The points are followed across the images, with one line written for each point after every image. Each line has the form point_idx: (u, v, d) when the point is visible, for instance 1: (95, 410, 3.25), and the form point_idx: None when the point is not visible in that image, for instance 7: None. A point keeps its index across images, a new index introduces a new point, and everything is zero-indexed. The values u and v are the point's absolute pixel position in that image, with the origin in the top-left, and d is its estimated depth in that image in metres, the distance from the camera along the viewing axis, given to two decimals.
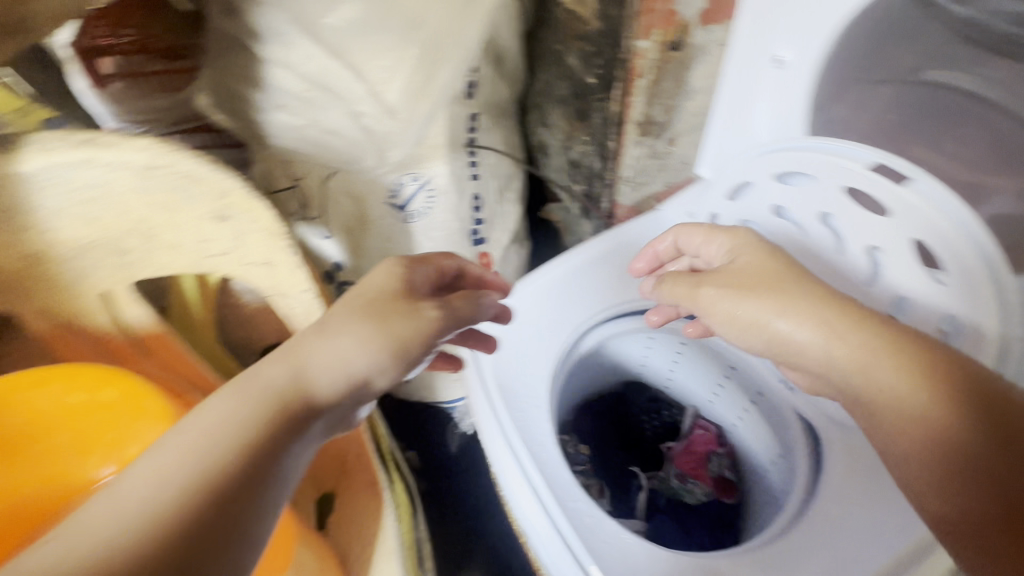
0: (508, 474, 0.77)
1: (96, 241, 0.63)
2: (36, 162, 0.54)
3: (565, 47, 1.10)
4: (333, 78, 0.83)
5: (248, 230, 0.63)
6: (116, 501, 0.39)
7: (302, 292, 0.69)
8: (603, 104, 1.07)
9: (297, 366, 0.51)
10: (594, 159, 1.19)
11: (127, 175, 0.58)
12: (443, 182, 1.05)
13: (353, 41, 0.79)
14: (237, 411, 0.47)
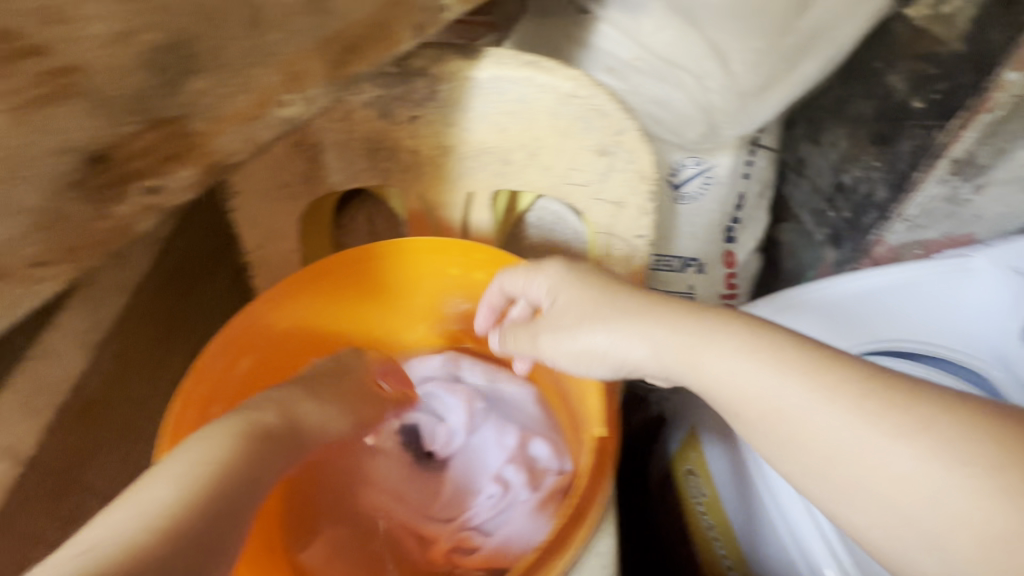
0: (759, 459, 0.80)
1: (493, 150, 0.72)
2: (488, 72, 0.66)
3: (892, 65, 1.06)
4: (680, 52, 0.85)
5: (619, 170, 0.70)
6: (153, 545, 0.37)
7: (632, 237, 0.74)
8: (925, 131, 1.00)
9: (269, 412, 0.51)
10: (878, 187, 1.12)
11: (548, 96, 0.67)
12: (722, 173, 1.05)
13: (718, 20, 0.82)
14: (218, 452, 0.45)
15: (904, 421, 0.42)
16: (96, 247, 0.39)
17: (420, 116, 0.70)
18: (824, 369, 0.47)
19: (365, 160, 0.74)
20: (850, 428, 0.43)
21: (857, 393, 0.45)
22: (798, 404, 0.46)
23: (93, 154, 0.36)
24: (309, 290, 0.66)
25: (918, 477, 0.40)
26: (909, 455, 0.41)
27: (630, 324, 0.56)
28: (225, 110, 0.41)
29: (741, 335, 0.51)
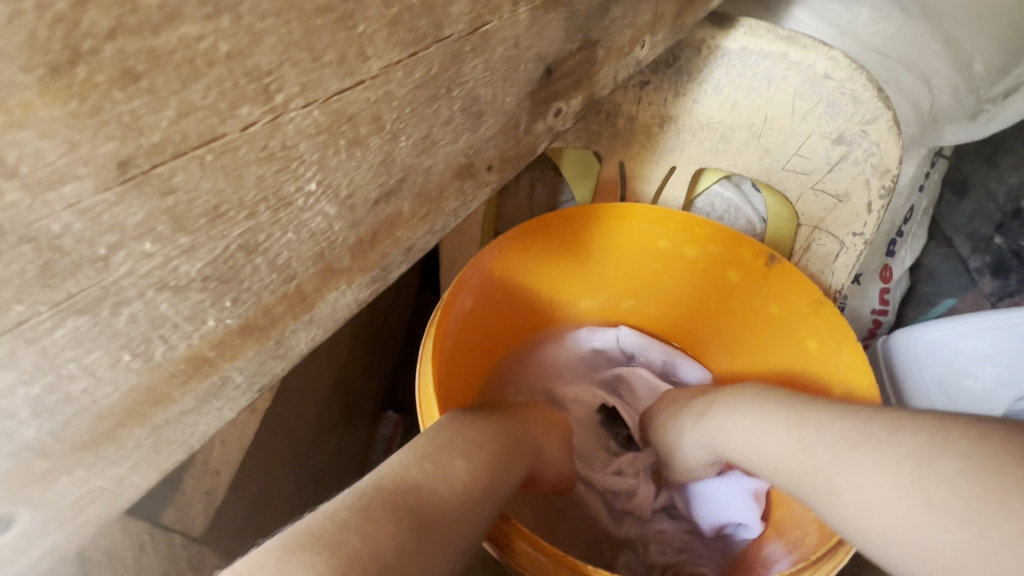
0: None
1: (715, 125, 0.70)
2: (740, 43, 0.64)
3: None
4: (899, 47, 0.75)
5: (855, 163, 0.66)
6: (438, 507, 0.36)
7: (849, 234, 0.70)
8: None
9: (512, 416, 0.50)
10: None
11: (798, 75, 0.64)
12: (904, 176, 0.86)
13: (956, 18, 0.75)
14: (482, 442, 0.43)
15: (970, 493, 0.32)
16: (444, 202, 0.34)
17: (650, 82, 0.69)
18: (907, 443, 0.37)
19: (578, 120, 0.72)
20: (903, 500, 0.35)
21: (947, 474, 0.34)
22: (858, 461, 0.39)
23: (547, 66, 0.35)
24: (531, 250, 0.65)
25: (964, 555, 0.31)
26: (968, 548, 0.31)
27: (795, 425, 0.44)
28: (618, 41, 0.39)
29: (864, 429, 0.40)
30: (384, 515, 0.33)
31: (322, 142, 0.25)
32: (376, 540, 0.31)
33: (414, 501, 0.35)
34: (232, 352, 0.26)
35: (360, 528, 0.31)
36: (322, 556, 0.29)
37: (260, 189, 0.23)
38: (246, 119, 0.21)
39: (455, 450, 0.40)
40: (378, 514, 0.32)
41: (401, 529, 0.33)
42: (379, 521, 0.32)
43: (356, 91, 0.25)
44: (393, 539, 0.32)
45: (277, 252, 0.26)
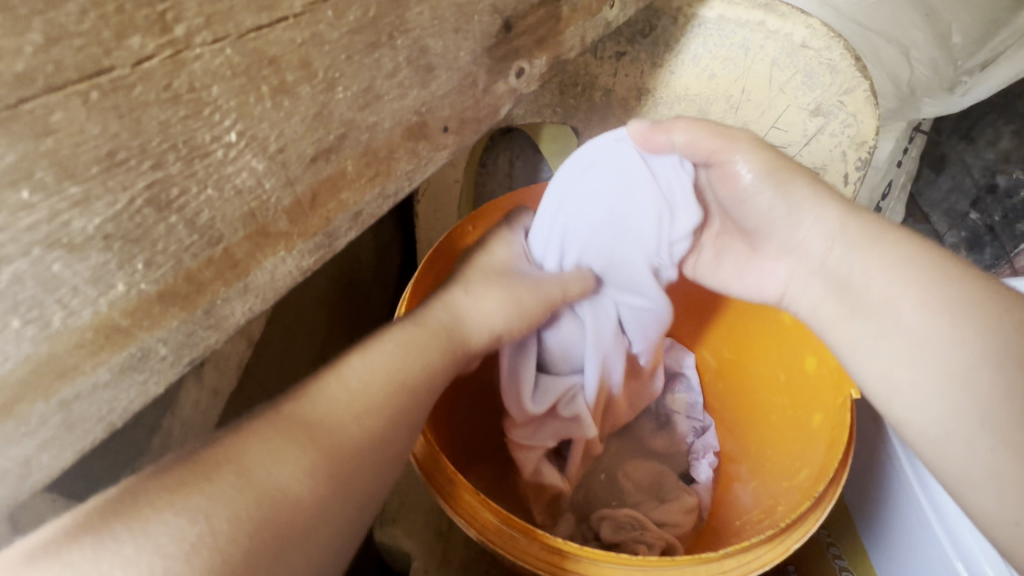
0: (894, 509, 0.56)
1: (693, 98, 0.67)
2: (717, 11, 0.64)
3: None
4: (880, 18, 0.74)
5: (832, 136, 0.65)
6: (348, 421, 0.33)
7: None
8: None
9: (458, 311, 0.44)
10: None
11: (776, 44, 0.64)
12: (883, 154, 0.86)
13: None
14: (411, 346, 0.39)
15: (976, 380, 0.34)
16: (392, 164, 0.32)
17: (627, 53, 0.68)
18: (965, 313, 0.36)
19: (553, 93, 0.71)
20: (924, 361, 0.36)
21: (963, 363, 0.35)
22: (904, 308, 0.38)
23: (506, 21, 0.34)
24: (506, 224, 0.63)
25: (932, 417, 0.36)
26: (942, 417, 0.35)
27: (842, 266, 0.43)
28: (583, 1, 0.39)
29: (928, 290, 0.38)
30: (275, 437, 0.30)
31: (239, 87, 0.24)
32: (267, 461, 0.29)
33: (317, 421, 0.32)
34: (152, 321, 0.25)
35: (251, 466, 0.28)
36: (209, 479, 0.27)
37: (165, 135, 0.22)
38: (137, 52, 0.21)
39: (372, 376, 0.36)
40: (269, 434, 0.30)
41: (301, 446, 0.30)
42: (273, 439, 0.30)
43: (279, 29, 0.24)
44: (292, 459, 0.30)
45: (196, 210, 0.24)
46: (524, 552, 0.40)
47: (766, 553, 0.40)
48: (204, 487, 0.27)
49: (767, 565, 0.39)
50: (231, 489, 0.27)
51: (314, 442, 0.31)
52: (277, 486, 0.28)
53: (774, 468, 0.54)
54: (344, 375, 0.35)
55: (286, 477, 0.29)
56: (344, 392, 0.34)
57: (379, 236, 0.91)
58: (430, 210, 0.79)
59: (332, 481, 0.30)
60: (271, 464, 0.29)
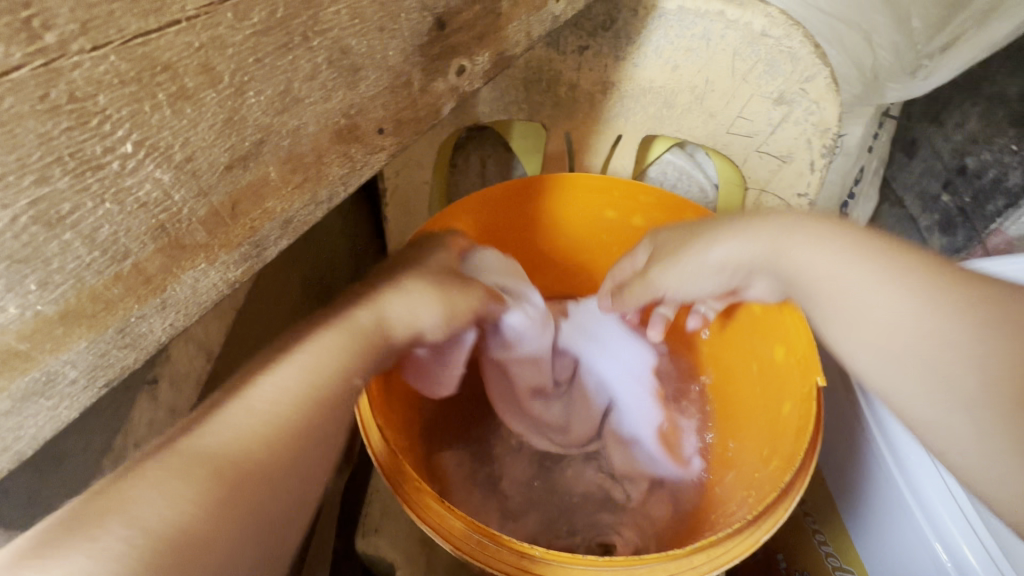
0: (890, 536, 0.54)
1: (658, 90, 0.68)
2: (676, 2, 0.62)
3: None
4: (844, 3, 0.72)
5: (798, 123, 0.66)
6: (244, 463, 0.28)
7: (794, 197, 0.70)
8: None
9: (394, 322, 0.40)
10: (1011, 173, 0.80)
11: (736, 34, 0.63)
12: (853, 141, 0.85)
13: None
14: (294, 387, 0.32)
15: (989, 414, 0.30)
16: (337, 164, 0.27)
17: (589, 47, 0.66)
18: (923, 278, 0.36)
19: (519, 90, 0.70)
20: (913, 297, 0.36)
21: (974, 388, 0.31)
22: (880, 297, 0.37)
23: (437, 17, 0.27)
24: (472, 226, 0.62)
25: (948, 425, 0.32)
26: (968, 431, 0.31)
27: (832, 269, 0.41)
28: None
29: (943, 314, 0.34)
30: (123, 511, 0.24)
31: (132, 95, 0.17)
32: (137, 511, 0.24)
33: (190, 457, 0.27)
34: (56, 342, 0.19)
35: (136, 501, 0.25)
36: (100, 532, 0.23)
37: (47, 149, 0.16)
38: None
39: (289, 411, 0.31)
40: (155, 473, 0.26)
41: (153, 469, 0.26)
42: (141, 486, 0.25)
43: (172, 34, 0.18)
44: (164, 511, 0.25)
45: (95, 225, 0.18)
46: (505, 561, 0.39)
47: (734, 546, 0.39)
48: (90, 542, 0.23)
49: (735, 559, 0.39)
50: (115, 535, 0.23)
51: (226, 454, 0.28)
52: (165, 523, 0.24)
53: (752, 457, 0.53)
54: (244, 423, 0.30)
55: (164, 496, 0.25)
56: (237, 434, 0.29)
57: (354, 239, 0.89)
58: (401, 213, 0.77)
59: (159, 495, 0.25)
60: (152, 497, 0.25)
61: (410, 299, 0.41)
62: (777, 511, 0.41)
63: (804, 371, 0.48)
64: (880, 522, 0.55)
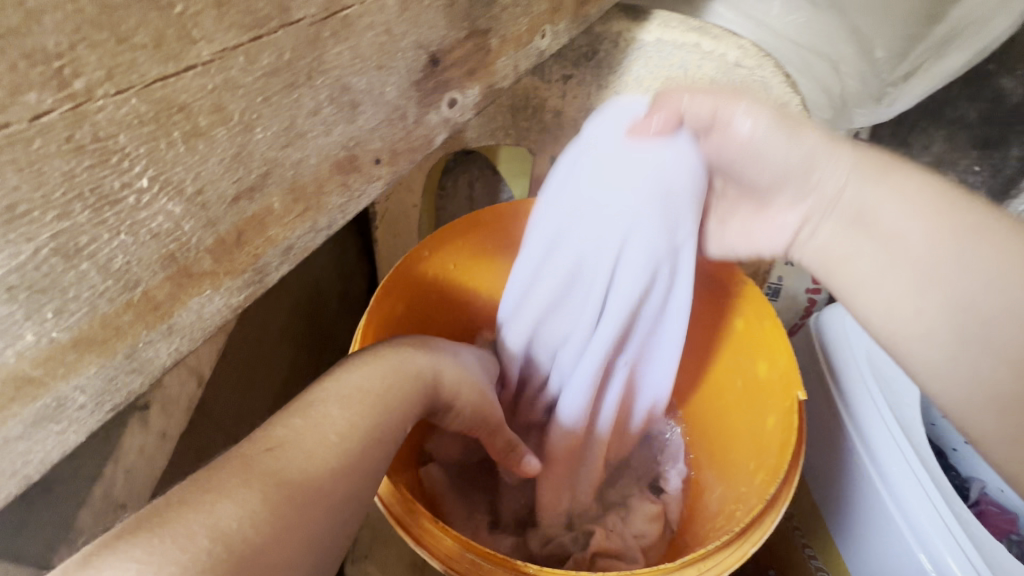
0: (873, 544, 0.55)
1: None
2: (654, 35, 0.66)
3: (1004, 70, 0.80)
4: (812, 34, 0.76)
5: None
6: (311, 479, 0.28)
7: None
8: None
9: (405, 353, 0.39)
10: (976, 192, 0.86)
11: (711, 64, 0.66)
12: None
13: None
14: (353, 411, 0.33)
15: (1007, 345, 0.32)
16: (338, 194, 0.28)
17: (574, 76, 0.69)
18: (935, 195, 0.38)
19: (506, 116, 0.72)
20: (884, 247, 0.40)
21: (982, 310, 0.34)
22: (899, 220, 0.39)
23: (432, 54, 0.29)
24: (461, 248, 0.64)
25: (949, 359, 0.35)
26: (967, 357, 0.34)
27: (870, 201, 0.40)
28: (513, 31, 0.36)
29: (949, 204, 0.37)
30: (194, 516, 0.24)
31: (149, 133, 0.18)
32: (212, 522, 0.24)
33: (265, 471, 0.27)
34: (67, 367, 0.19)
35: (216, 501, 0.25)
36: (165, 535, 0.23)
37: (71, 185, 0.17)
38: None
39: (347, 435, 0.32)
40: (230, 483, 0.26)
41: (232, 482, 0.26)
42: (221, 495, 0.25)
43: (188, 78, 0.19)
44: (238, 522, 0.25)
45: (110, 255, 0.19)
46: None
47: (722, 560, 0.40)
48: (176, 542, 0.23)
49: (723, 573, 0.40)
50: (202, 541, 0.23)
51: (286, 465, 0.28)
52: (244, 529, 0.25)
53: (739, 471, 0.53)
54: (302, 433, 0.30)
55: (235, 502, 0.25)
56: (297, 447, 0.29)
57: (343, 262, 0.90)
58: (391, 236, 0.78)
59: (245, 494, 0.26)
60: (227, 508, 0.25)
61: (376, 370, 0.36)
62: (762, 525, 0.42)
63: (785, 385, 0.50)
64: (861, 531, 0.57)
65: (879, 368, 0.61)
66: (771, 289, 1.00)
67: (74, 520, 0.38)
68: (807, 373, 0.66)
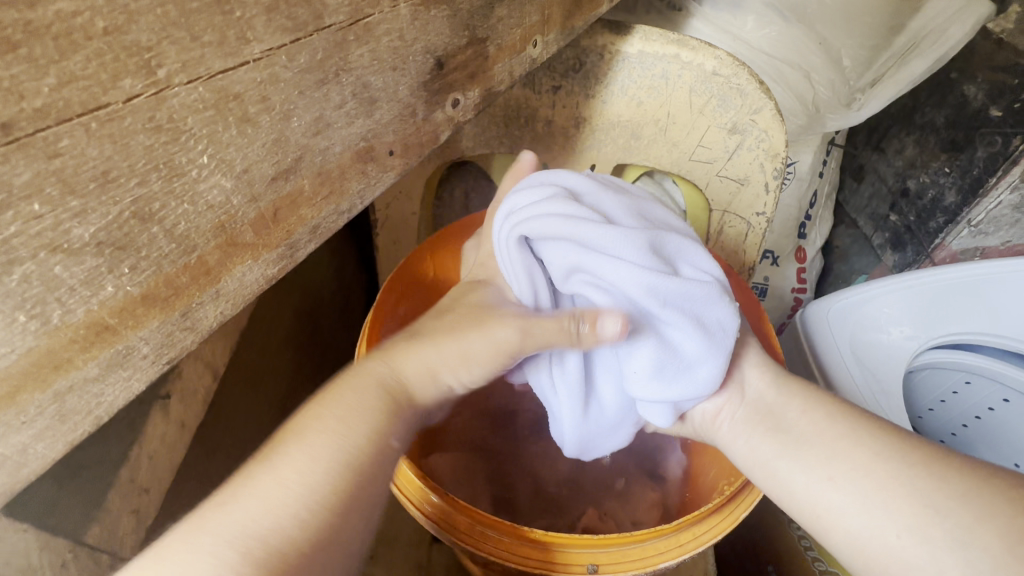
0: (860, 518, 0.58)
1: (626, 123, 0.74)
2: (637, 47, 0.70)
3: (964, 77, 0.85)
4: (783, 45, 0.81)
5: (751, 149, 0.73)
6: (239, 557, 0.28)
7: (754, 215, 0.77)
8: (997, 139, 0.80)
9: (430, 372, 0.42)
10: (946, 193, 0.87)
11: (691, 73, 0.71)
12: (805, 167, 0.93)
13: (825, 15, 0.82)
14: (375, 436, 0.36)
15: (909, 501, 0.33)
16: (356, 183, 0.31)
17: (562, 87, 0.73)
18: (896, 439, 0.37)
19: (500, 126, 0.76)
20: (862, 490, 0.35)
21: (886, 475, 0.35)
22: (828, 441, 0.38)
23: (437, 59, 0.33)
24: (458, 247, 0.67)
25: (873, 513, 0.34)
26: (876, 495, 0.34)
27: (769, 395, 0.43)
28: (508, 40, 0.39)
29: (886, 448, 0.36)
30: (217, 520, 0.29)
31: (211, 118, 0.22)
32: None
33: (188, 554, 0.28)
34: (137, 320, 0.22)
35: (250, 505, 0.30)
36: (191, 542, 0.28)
37: (150, 158, 0.20)
38: None
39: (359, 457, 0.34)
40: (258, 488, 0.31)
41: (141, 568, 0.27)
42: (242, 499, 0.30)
43: (242, 72, 0.22)
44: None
45: (175, 221, 0.22)
46: (510, 549, 0.41)
47: (716, 524, 0.43)
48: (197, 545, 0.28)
49: (719, 536, 0.43)
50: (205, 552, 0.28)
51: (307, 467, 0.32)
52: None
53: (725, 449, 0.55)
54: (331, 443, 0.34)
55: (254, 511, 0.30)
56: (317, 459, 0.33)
57: (342, 271, 0.92)
58: (391, 242, 0.81)
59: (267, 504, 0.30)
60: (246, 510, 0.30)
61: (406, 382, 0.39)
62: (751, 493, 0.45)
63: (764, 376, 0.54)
64: None
65: (865, 360, 0.66)
66: (758, 289, 1.04)
67: (102, 501, 0.40)
68: (796, 366, 0.70)
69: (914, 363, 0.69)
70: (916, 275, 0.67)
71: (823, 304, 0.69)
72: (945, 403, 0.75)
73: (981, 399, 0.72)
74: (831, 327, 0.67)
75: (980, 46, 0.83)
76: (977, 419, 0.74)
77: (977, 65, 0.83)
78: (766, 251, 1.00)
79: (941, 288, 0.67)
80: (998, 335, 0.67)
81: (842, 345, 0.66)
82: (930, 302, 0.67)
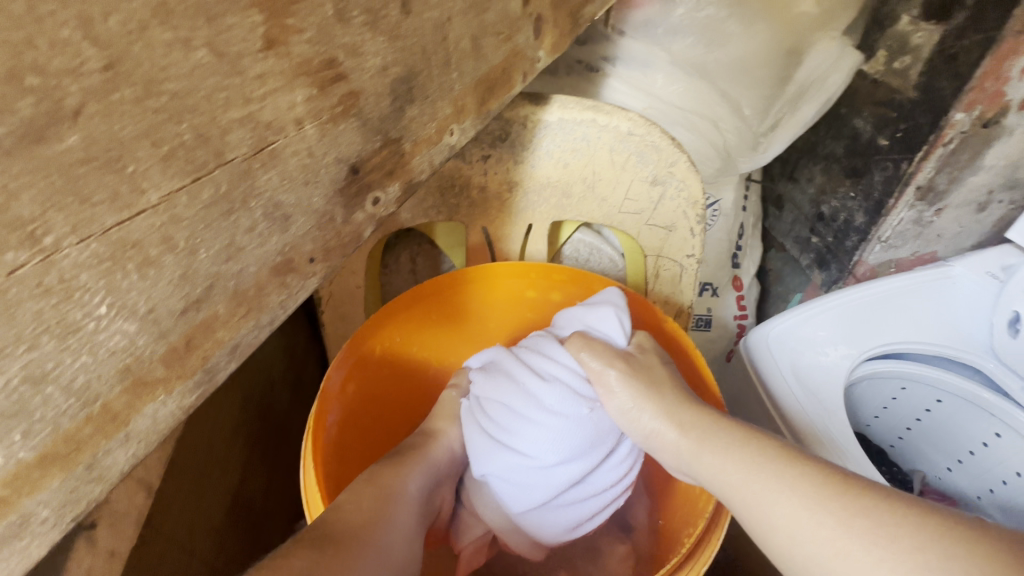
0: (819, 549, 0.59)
1: (555, 183, 0.78)
2: (556, 115, 0.74)
3: (852, 113, 0.95)
4: (691, 100, 0.87)
5: (673, 198, 0.78)
6: None
7: (684, 257, 0.81)
8: (890, 164, 0.88)
9: (396, 488, 0.46)
10: (856, 216, 0.95)
11: (609, 135, 0.75)
12: (727, 204, 1.00)
13: (722, 71, 0.87)
14: (356, 528, 0.38)
15: (835, 546, 0.33)
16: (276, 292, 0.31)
17: (491, 155, 0.76)
18: (836, 489, 0.35)
19: (436, 196, 0.78)
20: (800, 543, 0.35)
21: (814, 525, 0.35)
22: (786, 516, 0.36)
23: (352, 165, 0.34)
24: (405, 320, 0.66)
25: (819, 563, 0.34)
26: (810, 544, 0.34)
27: (686, 424, 0.46)
28: (423, 134, 0.42)
29: (808, 492, 0.36)
30: None
31: (106, 270, 0.22)
32: None
33: None
34: (32, 485, 0.22)
35: None
36: None
37: (39, 322, 0.20)
38: None
39: (341, 542, 0.36)
40: None
41: None
42: None
43: (139, 219, 0.22)
44: None
45: (72, 375, 0.22)
46: None
47: None
48: None
49: None
50: None
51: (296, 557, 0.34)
52: None
53: (687, 498, 0.55)
54: (312, 537, 0.36)
55: None
56: (302, 551, 0.34)
57: (291, 350, 0.90)
58: (338, 317, 0.80)
59: None
60: None
61: (374, 494, 0.43)
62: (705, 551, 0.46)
63: None
64: None
65: (806, 384, 0.68)
66: (702, 320, 1.09)
67: None
68: (745, 394, 0.73)
69: (853, 377, 0.72)
70: (837, 295, 0.73)
71: (762, 331, 0.72)
72: (886, 411, 0.79)
73: (918, 402, 0.76)
74: (771, 353, 0.70)
75: (860, 88, 0.93)
76: (918, 421, 0.78)
77: (861, 102, 0.93)
78: (704, 284, 1.05)
79: (861, 304, 0.73)
80: (921, 338, 0.72)
81: (784, 369, 0.69)
82: (854, 318, 0.72)
